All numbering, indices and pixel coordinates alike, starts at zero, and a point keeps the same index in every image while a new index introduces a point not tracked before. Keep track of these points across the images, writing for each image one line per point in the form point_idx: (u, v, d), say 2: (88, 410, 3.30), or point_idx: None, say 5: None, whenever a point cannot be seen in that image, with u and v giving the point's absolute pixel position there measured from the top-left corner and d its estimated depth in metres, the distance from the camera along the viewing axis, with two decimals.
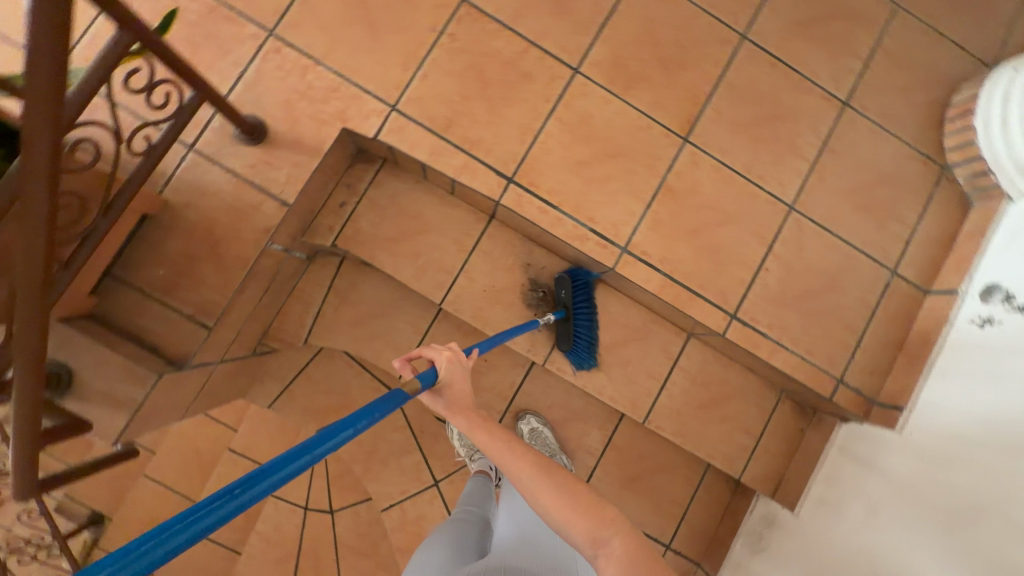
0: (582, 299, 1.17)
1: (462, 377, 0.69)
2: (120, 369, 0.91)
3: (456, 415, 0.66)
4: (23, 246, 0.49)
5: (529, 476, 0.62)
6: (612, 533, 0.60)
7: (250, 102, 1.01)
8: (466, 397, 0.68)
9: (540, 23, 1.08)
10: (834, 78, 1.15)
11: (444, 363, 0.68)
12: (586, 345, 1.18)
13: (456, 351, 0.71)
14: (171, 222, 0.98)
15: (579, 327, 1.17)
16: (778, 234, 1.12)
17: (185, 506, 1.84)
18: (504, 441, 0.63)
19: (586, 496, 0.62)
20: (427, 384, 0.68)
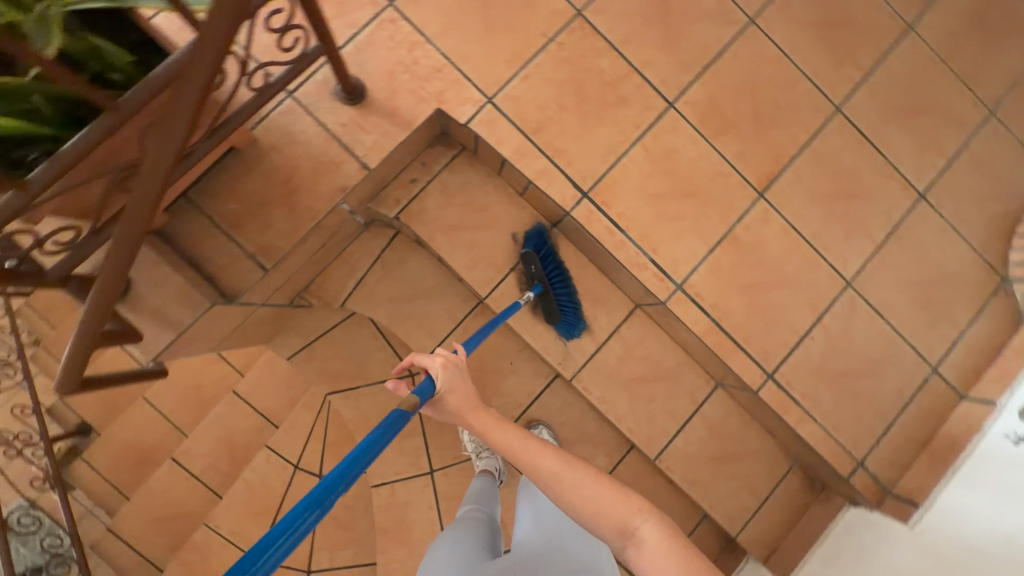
0: (552, 267, 1.15)
1: (461, 381, 0.72)
2: (178, 291, 0.92)
3: (467, 416, 0.70)
4: (165, 134, 0.56)
5: (552, 472, 0.64)
6: (642, 521, 0.60)
7: (356, 63, 1.03)
8: (471, 397, 0.71)
9: (647, 52, 1.11)
10: (915, 170, 1.17)
11: (439, 371, 0.70)
12: (572, 310, 1.16)
13: (449, 356, 0.73)
14: (255, 160, 1.00)
15: (559, 295, 1.15)
16: (829, 306, 1.13)
17: (175, 438, 1.84)
18: (524, 438, 0.66)
19: (613, 486, 0.64)
20: (427, 394, 0.70)
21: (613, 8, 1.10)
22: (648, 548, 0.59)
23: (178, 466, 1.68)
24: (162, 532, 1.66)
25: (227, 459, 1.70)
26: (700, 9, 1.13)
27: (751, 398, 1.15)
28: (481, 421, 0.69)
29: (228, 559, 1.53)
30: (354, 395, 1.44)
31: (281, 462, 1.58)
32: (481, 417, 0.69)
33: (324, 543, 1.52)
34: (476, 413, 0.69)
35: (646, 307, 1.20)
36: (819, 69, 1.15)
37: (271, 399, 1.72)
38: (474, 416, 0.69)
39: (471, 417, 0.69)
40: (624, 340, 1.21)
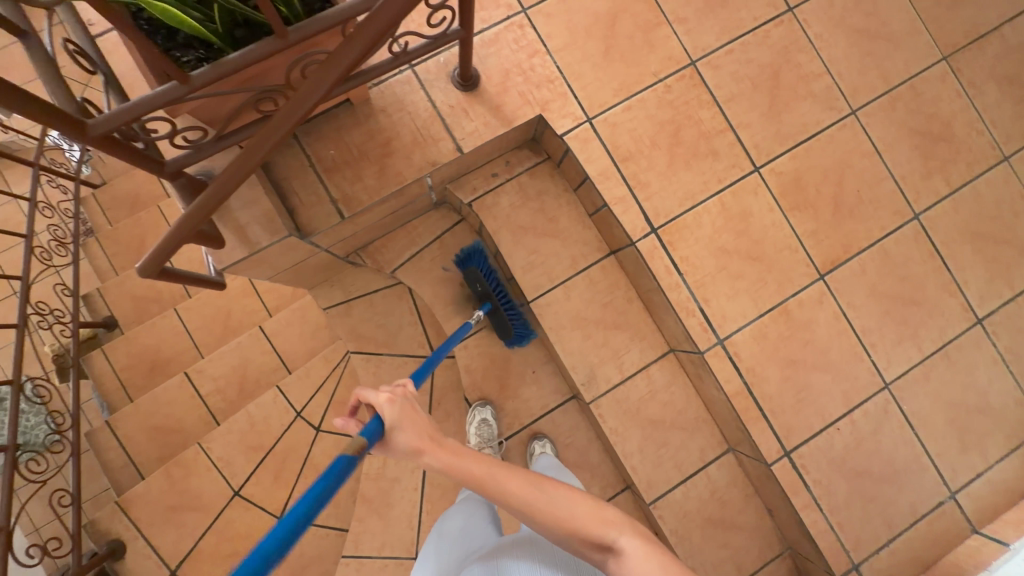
0: (495, 286, 1.25)
1: (411, 413, 0.64)
2: (263, 214, 0.97)
3: (430, 451, 0.62)
4: (337, 56, 0.67)
5: (526, 499, 0.62)
6: (620, 531, 0.62)
7: (479, 55, 1.10)
8: (427, 427, 0.64)
9: (748, 116, 1.16)
10: (979, 295, 1.18)
11: (387, 408, 0.63)
12: (521, 323, 1.26)
13: (395, 388, 0.66)
14: (363, 118, 1.06)
15: (509, 311, 1.26)
16: (863, 403, 1.13)
17: (191, 355, 1.89)
18: (491, 463, 0.63)
19: (586, 501, 0.64)
20: (373, 432, 0.62)
21: (727, 67, 1.16)
22: (627, 560, 0.60)
23: (188, 382, 1.73)
24: (154, 440, 1.70)
25: (235, 389, 1.74)
26: (807, 90, 1.18)
27: (761, 471, 1.14)
28: (443, 456, 0.61)
29: (209, 484, 1.55)
30: (375, 360, 1.47)
31: (284, 406, 1.61)
32: (441, 455, 0.62)
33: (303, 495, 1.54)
34: (438, 445, 0.62)
35: (679, 354, 1.21)
36: (906, 175, 1.19)
37: (293, 344, 1.77)
38: (439, 452, 0.62)
39: (432, 453, 0.62)
40: (651, 380, 1.22)
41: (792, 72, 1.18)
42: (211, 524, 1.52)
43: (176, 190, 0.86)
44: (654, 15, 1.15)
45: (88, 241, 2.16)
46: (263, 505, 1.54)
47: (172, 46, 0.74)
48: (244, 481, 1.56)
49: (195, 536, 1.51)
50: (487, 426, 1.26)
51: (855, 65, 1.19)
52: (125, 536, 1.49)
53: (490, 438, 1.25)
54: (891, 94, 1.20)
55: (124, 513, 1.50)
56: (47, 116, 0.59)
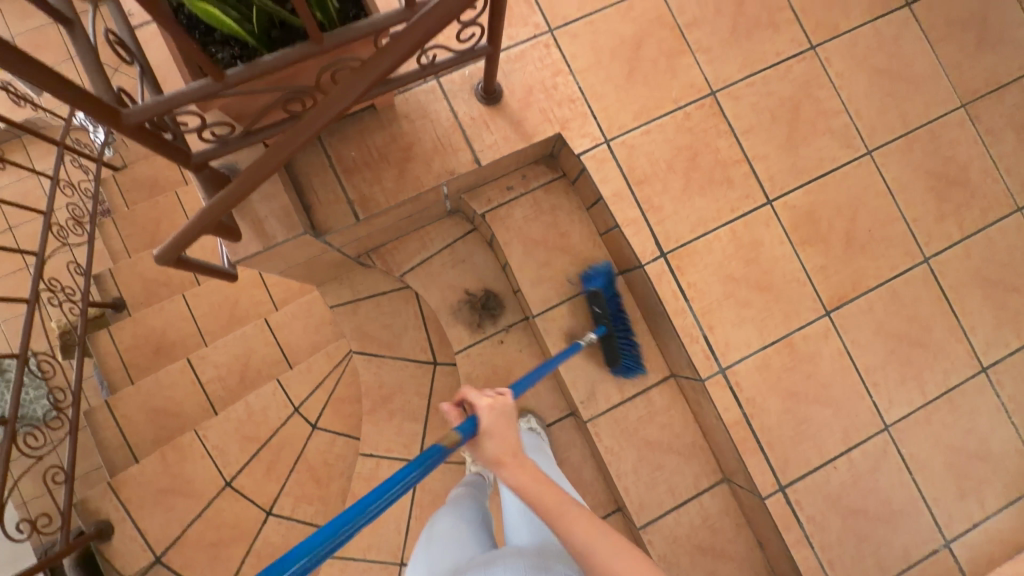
0: (615, 309, 1.18)
1: (504, 427, 0.73)
2: (281, 210, 0.99)
3: (509, 463, 0.70)
4: (369, 66, 0.70)
5: (582, 540, 0.63)
6: None
7: (504, 71, 1.12)
8: (513, 443, 0.72)
9: (765, 147, 1.17)
10: (986, 343, 1.17)
11: (485, 415, 0.74)
12: (632, 355, 1.18)
13: (498, 397, 0.77)
14: (386, 123, 1.08)
15: (622, 340, 1.18)
16: (862, 442, 1.12)
17: (194, 341, 1.90)
18: (562, 498, 0.66)
19: (648, 567, 0.60)
20: (468, 432, 0.76)
21: (747, 98, 1.18)
22: None
23: (190, 368, 1.74)
24: (152, 423, 1.71)
25: (235, 378, 1.75)
26: (826, 126, 1.19)
27: (755, 503, 1.13)
28: (517, 473, 0.68)
29: (202, 471, 1.56)
30: (376, 361, 1.48)
31: (283, 400, 1.62)
32: (515, 470, 0.69)
33: (292, 490, 1.53)
34: (517, 461, 0.70)
35: (680, 379, 1.21)
36: (919, 217, 1.19)
37: (297, 338, 1.77)
38: (517, 468, 0.69)
39: (510, 466, 0.69)
40: (650, 402, 1.22)
41: (811, 107, 1.19)
42: (200, 512, 1.52)
43: (200, 181, 0.87)
44: (678, 43, 1.17)
45: (105, 221, 2.20)
46: (253, 497, 1.54)
47: (209, 42, 0.77)
48: (237, 471, 1.56)
49: (183, 523, 1.51)
50: None
51: (874, 106, 1.21)
52: (113, 517, 1.49)
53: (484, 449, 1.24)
54: (908, 136, 1.21)
55: (115, 493, 1.51)
56: (84, 103, 0.61)
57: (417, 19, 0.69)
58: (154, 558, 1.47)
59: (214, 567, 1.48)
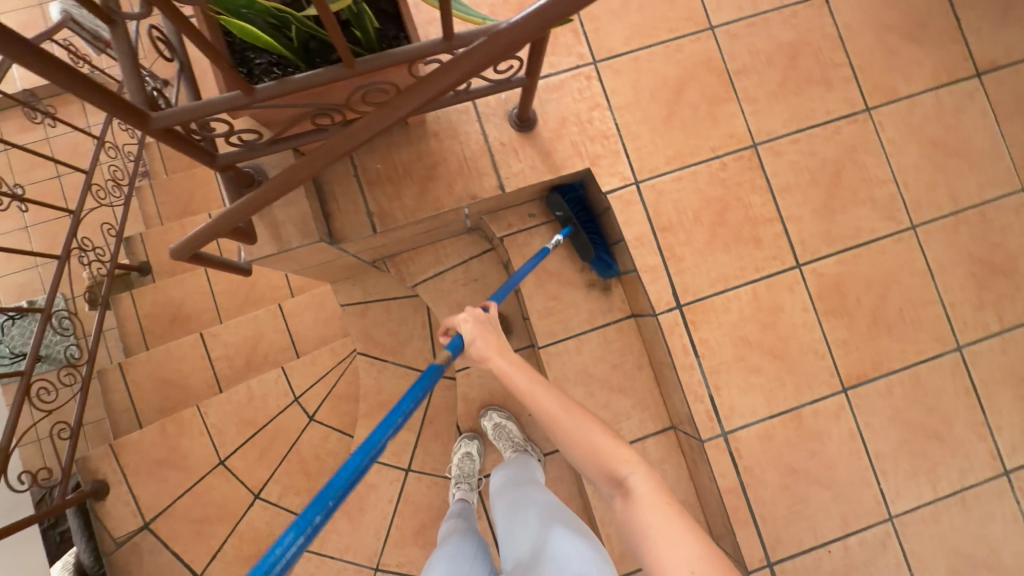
0: (578, 210, 1.16)
1: (484, 330, 0.78)
2: (300, 218, 1.00)
3: (492, 357, 0.76)
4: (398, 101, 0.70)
5: (552, 415, 0.70)
6: (632, 473, 0.65)
7: (541, 99, 1.09)
8: (497, 341, 0.77)
9: (800, 209, 1.12)
10: (1012, 445, 1.10)
11: (465, 327, 0.78)
12: (607, 247, 1.17)
13: (475, 311, 0.79)
14: (415, 139, 1.08)
15: (592, 234, 1.17)
16: (862, 529, 1.07)
17: (209, 315, 1.95)
18: (535, 381, 0.72)
19: (612, 439, 0.68)
20: (456, 348, 0.77)
21: (788, 156, 1.13)
22: (634, 498, 0.64)
23: (201, 342, 1.78)
24: (159, 391, 1.76)
25: (243, 358, 1.78)
26: (868, 195, 1.13)
27: None
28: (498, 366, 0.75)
29: (199, 447, 1.60)
30: (379, 365, 1.48)
31: (285, 389, 1.64)
32: (495, 363, 0.75)
33: (281, 478, 1.57)
34: (497, 359, 0.75)
35: (680, 433, 1.18)
36: (956, 302, 1.13)
37: (306, 327, 1.79)
38: (498, 360, 0.75)
39: (495, 359, 0.75)
40: (646, 452, 1.19)
41: (855, 173, 1.14)
42: (191, 487, 1.56)
43: (224, 181, 0.88)
44: (724, 90, 1.13)
45: (142, 185, 2.26)
46: (243, 479, 1.57)
47: (248, 49, 0.77)
48: (232, 452, 1.59)
49: (174, 494, 1.55)
50: (470, 460, 1.27)
51: (924, 179, 1.14)
52: (110, 479, 1.54)
53: (470, 473, 1.24)
54: (957, 216, 1.14)
55: (114, 456, 1.55)
56: (113, 109, 0.62)
57: (451, 62, 0.68)
58: (143, 524, 1.52)
59: (197, 542, 1.52)
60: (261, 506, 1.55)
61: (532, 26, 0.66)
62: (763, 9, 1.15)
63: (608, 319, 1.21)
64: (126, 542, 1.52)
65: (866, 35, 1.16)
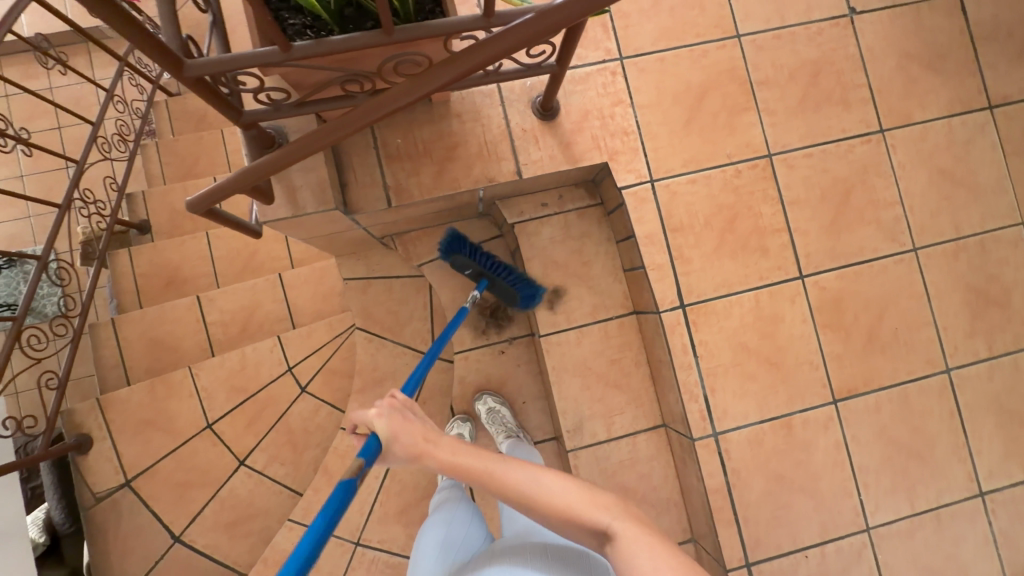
0: (483, 260, 1.17)
1: (404, 422, 0.70)
2: (317, 183, 0.99)
3: (430, 453, 0.67)
4: (435, 73, 0.71)
5: (520, 491, 0.64)
6: (611, 515, 0.62)
7: (565, 90, 1.10)
8: (424, 431, 0.69)
9: (808, 224, 1.14)
10: (989, 469, 1.14)
11: (380, 423, 0.69)
12: (522, 282, 1.17)
13: (385, 400, 0.72)
14: (437, 117, 1.08)
15: (505, 277, 1.18)
16: (840, 539, 1.10)
17: (206, 280, 1.93)
18: (490, 458, 0.67)
19: (583, 490, 0.65)
20: (371, 452, 0.70)
21: (801, 170, 1.15)
22: (620, 542, 0.61)
23: (197, 306, 1.77)
24: (150, 351, 1.74)
25: (237, 326, 1.77)
26: (874, 216, 1.16)
27: (717, 573, 1.12)
28: (441, 455, 0.67)
29: (186, 410, 1.58)
30: (376, 343, 1.48)
31: (278, 358, 1.62)
32: (437, 454, 0.67)
33: (268, 448, 1.56)
34: (437, 445, 0.68)
35: (670, 432, 1.20)
36: (949, 327, 1.16)
37: (304, 300, 1.78)
38: (440, 451, 0.67)
39: (434, 454, 0.67)
40: (635, 448, 1.21)
41: (864, 193, 1.16)
42: (176, 449, 1.56)
43: (246, 139, 0.88)
44: (744, 99, 1.15)
45: (147, 143, 2.23)
46: (229, 445, 1.57)
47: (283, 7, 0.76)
48: (220, 418, 1.58)
49: (158, 454, 1.55)
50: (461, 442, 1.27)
51: (930, 206, 1.17)
52: (95, 434, 1.53)
53: None
54: (957, 243, 1.17)
55: (100, 411, 1.54)
56: (149, 50, 0.62)
57: (491, 39, 0.70)
58: (125, 481, 1.52)
59: (178, 504, 1.52)
60: (245, 474, 1.55)
61: (575, 11, 0.68)
62: (790, 23, 1.16)
63: (611, 314, 1.22)
64: (106, 498, 1.51)
65: (887, 60, 1.18)
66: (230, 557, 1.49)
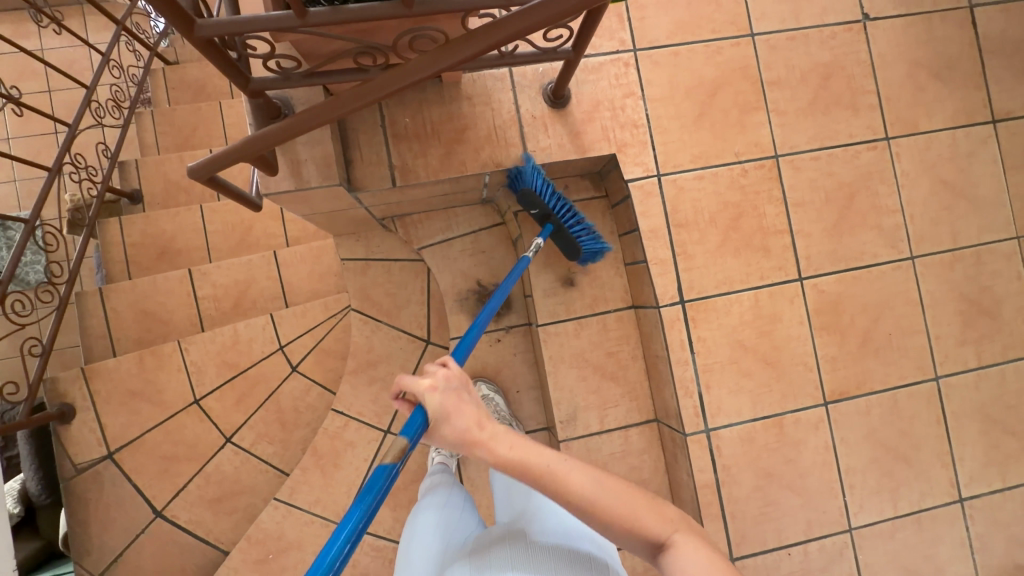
0: (554, 202, 1.10)
1: (459, 402, 0.62)
2: (322, 158, 0.97)
3: (483, 443, 0.60)
4: (452, 49, 0.70)
5: (582, 497, 0.58)
6: (674, 530, 0.59)
7: (578, 79, 1.09)
8: (479, 415, 0.61)
9: (811, 226, 1.15)
10: (971, 476, 1.16)
11: (432, 398, 0.62)
12: (590, 236, 1.13)
13: (439, 372, 0.64)
14: (447, 99, 1.06)
15: (574, 228, 1.12)
16: (823, 537, 1.12)
17: (199, 253, 1.89)
18: (550, 458, 0.59)
19: (644, 499, 0.60)
20: (416, 429, 0.64)
21: (807, 172, 1.15)
22: (682, 561, 0.57)
23: (189, 279, 1.73)
24: (138, 323, 1.71)
25: (230, 302, 1.74)
26: (876, 222, 1.17)
27: None
28: (495, 449, 0.59)
29: (174, 383, 1.56)
30: (372, 325, 1.47)
31: (271, 336, 1.60)
32: (492, 446, 0.60)
33: (256, 426, 1.55)
34: (493, 436, 0.60)
35: (663, 426, 1.21)
36: (941, 336, 1.17)
37: (299, 279, 1.76)
38: (496, 443, 0.60)
39: (488, 445, 0.60)
40: (627, 441, 1.21)
41: (867, 199, 1.17)
42: (162, 423, 1.54)
43: (252, 107, 0.86)
44: (756, 98, 1.15)
45: (142, 111, 2.17)
46: (217, 421, 1.55)
47: None
48: (208, 393, 1.56)
49: (143, 427, 1.53)
50: None
51: (930, 215, 1.19)
52: (78, 403, 1.50)
53: None
54: (954, 253, 1.19)
55: (85, 381, 1.51)
56: (159, 5, 0.60)
57: (511, 18, 0.68)
58: (108, 453, 1.50)
59: (162, 479, 1.51)
60: (232, 451, 1.53)
61: None
62: (805, 24, 1.16)
63: (609, 307, 1.22)
64: (87, 469, 1.49)
65: (898, 67, 1.19)
66: (214, 533, 1.48)
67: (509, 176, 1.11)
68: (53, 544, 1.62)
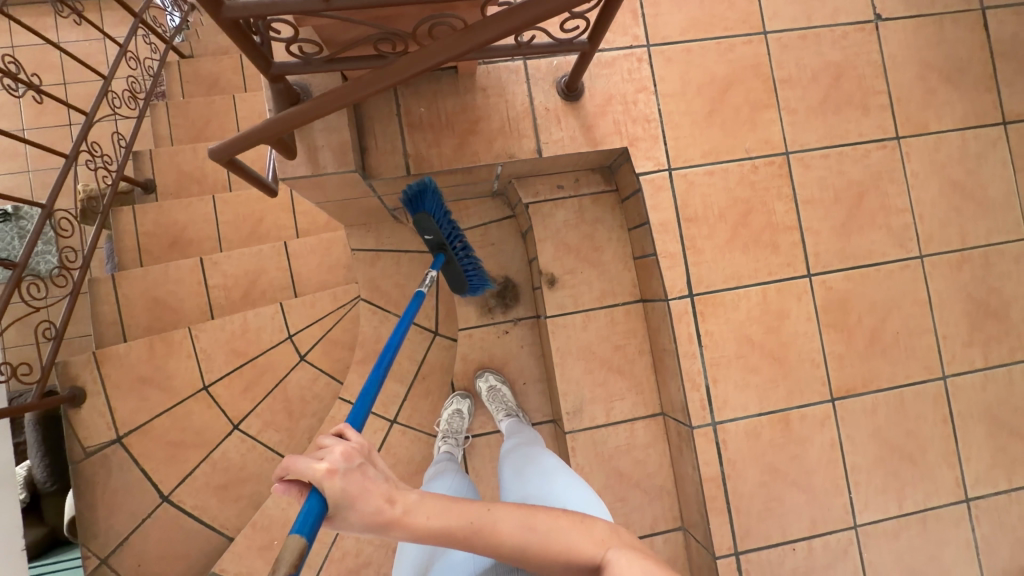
0: (447, 231, 1.11)
1: (364, 480, 0.56)
2: (338, 144, 0.99)
3: (401, 519, 0.55)
4: (469, 34, 0.71)
5: (513, 546, 0.57)
6: (608, 548, 0.57)
7: (591, 72, 1.10)
8: (387, 491, 0.56)
9: (820, 224, 1.16)
10: (977, 476, 1.16)
11: (332, 485, 0.53)
12: (475, 273, 1.18)
13: (337, 450, 0.56)
14: (462, 90, 1.08)
15: (463, 263, 1.16)
16: (828, 534, 1.12)
17: (210, 243, 1.91)
18: (474, 514, 0.58)
19: (575, 525, 0.59)
20: (312, 521, 0.51)
21: (817, 170, 1.16)
22: None
23: (199, 268, 1.75)
24: (149, 311, 1.73)
25: (240, 291, 1.76)
26: (885, 222, 1.17)
27: (705, 560, 1.14)
28: (412, 522, 0.55)
29: (183, 370, 1.57)
30: (381, 315, 1.48)
31: (279, 325, 1.61)
32: (407, 521, 0.55)
33: (263, 414, 1.56)
34: (408, 509, 0.56)
35: (668, 420, 1.21)
36: (949, 336, 1.18)
37: (308, 270, 1.77)
38: (411, 516, 0.56)
39: (407, 517, 0.56)
40: (632, 435, 1.22)
41: (877, 198, 1.18)
42: (170, 409, 1.55)
43: (273, 92, 0.88)
44: (767, 96, 1.15)
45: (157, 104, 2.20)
46: (224, 409, 1.56)
47: None
48: (216, 381, 1.57)
49: (152, 413, 1.54)
50: (459, 417, 1.27)
51: (939, 216, 1.19)
52: (89, 388, 1.52)
53: (456, 430, 1.25)
54: (963, 254, 1.19)
55: (96, 365, 1.52)
56: None
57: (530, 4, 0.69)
58: (116, 438, 1.52)
59: (169, 464, 1.52)
60: (238, 438, 1.54)
61: None
62: (817, 24, 1.17)
63: (617, 300, 1.23)
64: (96, 453, 1.50)
65: (909, 68, 1.20)
66: (219, 519, 1.49)
67: (407, 198, 1.06)
68: (58, 531, 1.64)
